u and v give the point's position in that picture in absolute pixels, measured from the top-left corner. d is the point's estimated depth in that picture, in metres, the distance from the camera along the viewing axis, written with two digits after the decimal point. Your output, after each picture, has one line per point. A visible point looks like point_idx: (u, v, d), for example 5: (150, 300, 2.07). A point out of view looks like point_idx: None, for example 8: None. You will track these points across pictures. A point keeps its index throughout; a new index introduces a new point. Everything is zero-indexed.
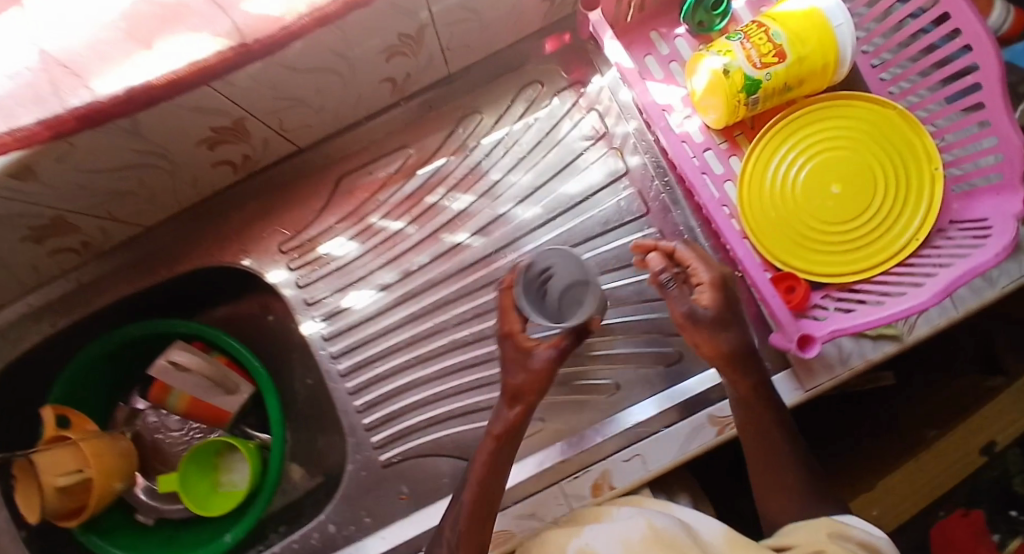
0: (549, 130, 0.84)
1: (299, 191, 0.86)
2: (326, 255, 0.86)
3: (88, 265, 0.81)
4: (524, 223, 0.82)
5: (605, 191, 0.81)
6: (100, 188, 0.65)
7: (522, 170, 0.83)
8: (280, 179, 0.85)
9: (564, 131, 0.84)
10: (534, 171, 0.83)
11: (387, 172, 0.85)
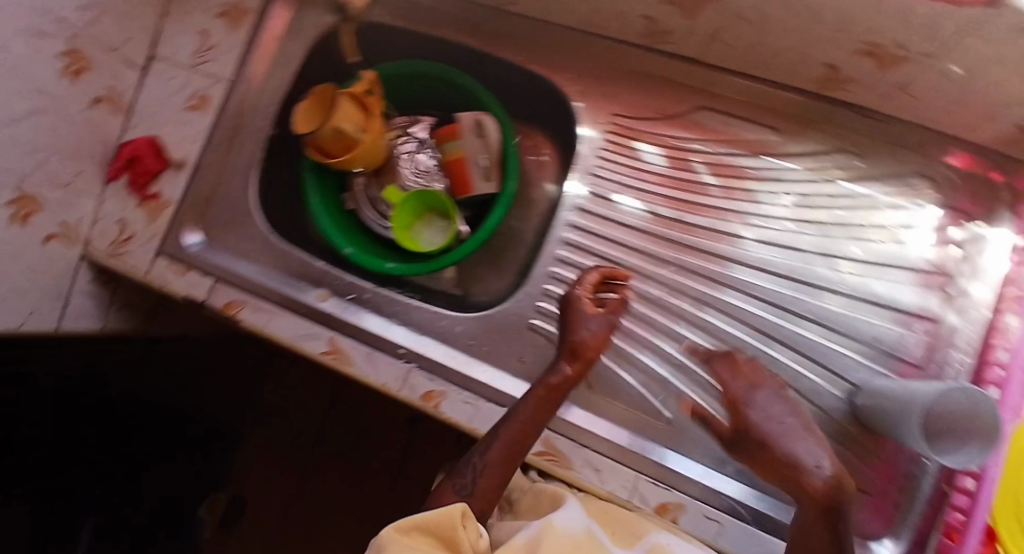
0: (817, 174, 0.61)
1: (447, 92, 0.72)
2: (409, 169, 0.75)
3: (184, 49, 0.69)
4: (641, 235, 0.63)
5: (750, 232, 0.61)
6: (214, 55, 0.68)
7: (710, 175, 0.63)
8: (437, 79, 0.71)
9: (766, 151, 0.62)
10: (835, 256, 0.59)
11: (637, 124, 0.64)
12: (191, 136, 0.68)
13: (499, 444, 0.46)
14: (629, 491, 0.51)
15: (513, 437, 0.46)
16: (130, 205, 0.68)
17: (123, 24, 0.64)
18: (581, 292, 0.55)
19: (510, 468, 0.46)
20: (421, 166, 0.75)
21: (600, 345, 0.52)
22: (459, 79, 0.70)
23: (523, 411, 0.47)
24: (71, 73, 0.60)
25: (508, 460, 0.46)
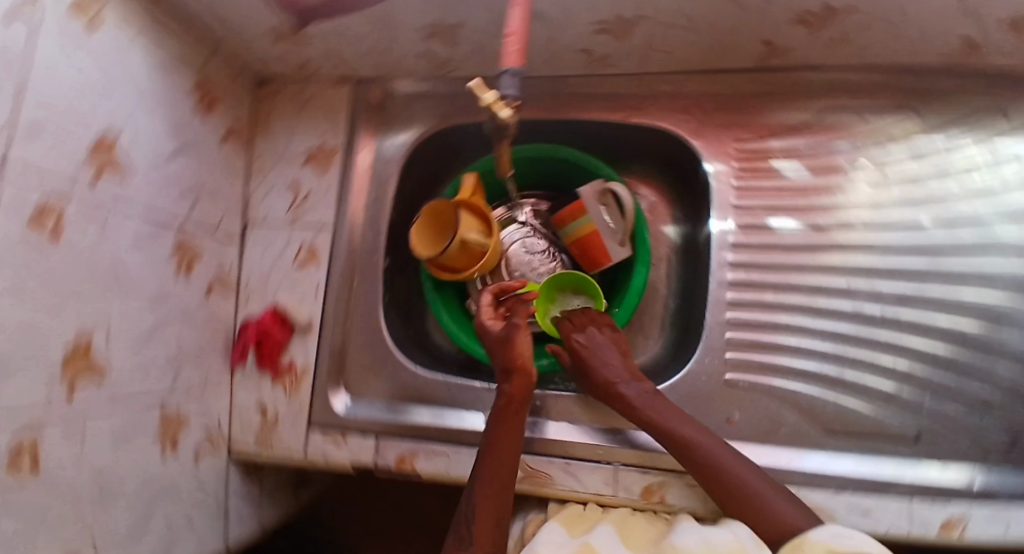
0: (952, 143, 0.57)
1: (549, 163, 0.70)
2: (521, 251, 0.72)
3: (275, 206, 0.68)
4: (801, 255, 0.58)
5: (913, 218, 0.57)
6: (309, 206, 0.67)
7: (847, 172, 0.59)
8: (538, 158, 0.69)
9: (898, 133, 0.58)
10: (994, 222, 0.56)
11: (765, 146, 0.61)
12: (306, 292, 0.66)
13: (485, 471, 0.50)
14: (906, 522, 0.49)
15: (498, 462, 0.50)
16: (264, 384, 0.65)
17: (214, 202, 0.63)
18: (484, 315, 0.59)
19: (506, 498, 0.49)
20: (533, 246, 0.73)
21: (531, 362, 0.53)
22: (559, 154, 0.68)
23: (494, 447, 0.51)
24: (183, 269, 0.58)
25: (502, 487, 0.49)
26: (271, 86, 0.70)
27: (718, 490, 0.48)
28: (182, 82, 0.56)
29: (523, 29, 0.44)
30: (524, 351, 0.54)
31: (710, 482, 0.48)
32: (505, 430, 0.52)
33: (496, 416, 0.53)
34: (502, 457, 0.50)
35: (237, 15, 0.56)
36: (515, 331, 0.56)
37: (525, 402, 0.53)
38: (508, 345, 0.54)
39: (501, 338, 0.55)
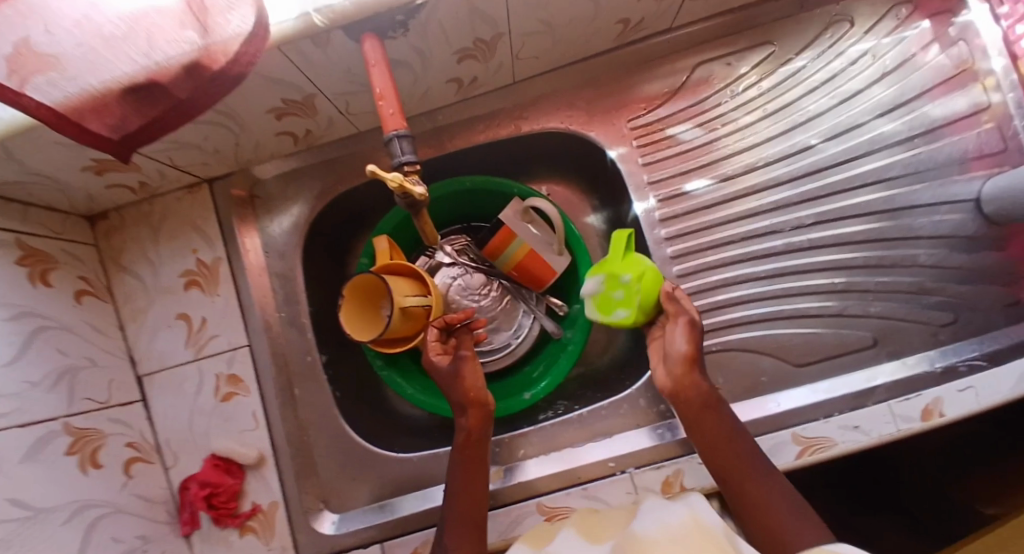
0: (812, 61, 0.60)
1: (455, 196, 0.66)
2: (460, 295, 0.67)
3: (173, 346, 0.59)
4: (724, 209, 0.59)
5: (806, 143, 0.60)
6: (211, 332, 0.58)
7: (736, 119, 0.60)
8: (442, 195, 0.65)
9: (766, 68, 0.60)
10: (870, 120, 0.59)
11: (656, 117, 0.61)
12: (244, 425, 0.57)
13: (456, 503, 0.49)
14: (892, 422, 0.51)
15: (468, 494, 0.49)
16: (229, 546, 0.55)
17: (95, 373, 0.54)
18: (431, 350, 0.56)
19: (479, 529, 0.48)
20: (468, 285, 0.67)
21: (486, 394, 0.54)
22: (462, 184, 0.64)
23: (459, 483, 0.50)
24: (90, 464, 0.50)
25: (469, 517, 0.48)
26: (106, 221, 0.60)
27: (740, 495, 0.43)
28: (5, 265, 0.48)
29: (391, 85, 0.43)
30: (471, 382, 0.54)
31: (736, 489, 0.43)
32: (468, 464, 0.52)
33: (457, 455, 0.52)
34: (467, 493, 0.50)
35: (45, 163, 0.47)
36: (464, 363, 0.55)
37: (484, 436, 0.53)
38: (458, 378, 0.54)
39: (451, 375, 0.54)
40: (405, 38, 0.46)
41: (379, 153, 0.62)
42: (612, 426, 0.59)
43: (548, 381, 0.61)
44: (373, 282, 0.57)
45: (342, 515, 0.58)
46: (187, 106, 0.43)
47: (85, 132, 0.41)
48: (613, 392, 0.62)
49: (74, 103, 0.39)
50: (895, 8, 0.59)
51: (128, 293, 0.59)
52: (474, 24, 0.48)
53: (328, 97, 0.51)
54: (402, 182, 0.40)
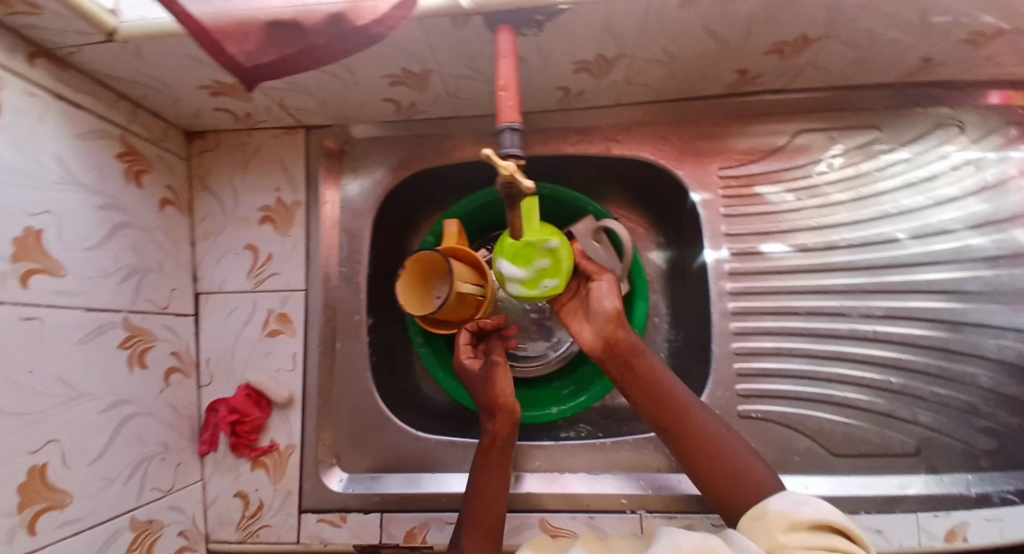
0: (915, 155, 0.60)
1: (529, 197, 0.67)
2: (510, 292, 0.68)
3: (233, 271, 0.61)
4: (789, 278, 0.60)
5: (889, 236, 0.59)
6: (272, 268, 0.60)
7: (825, 193, 0.60)
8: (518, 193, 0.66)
9: (867, 152, 0.60)
10: (960, 229, 0.58)
11: (747, 172, 0.61)
12: (282, 364, 0.59)
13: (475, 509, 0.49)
14: (915, 536, 0.53)
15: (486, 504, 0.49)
16: (241, 470, 0.59)
17: (160, 279, 0.56)
18: (462, 353, 0.56)
19: (493, 540, 0.47)
20: None
21: (514, 401, 0.51)
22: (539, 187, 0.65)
23: (478, 486, 0.50)
24: (137, 363, 0.52)
25: (487, 526, 0.48)
26: (202, 140, 0.62)
27: (691, 447, 0.46)
28: (107, 159, 0.51)
29: (516, 80, 0.42)
30: (503, 391, 0.51)
31: (688, 441, 0.46)
32: (489, 473, 0.50)
33: (480, 458, 0.51)
34: (487, 500, 0.49)
35: (167, 73, 0.49)
36: (494, 368, 0.53)
37: (507, 445, 0.51)
38: (490, 384, 0.51)
39: (481, 378, 0.52)
40: (536, 38, 0.46)
41: (470, 141, 0.64)
42: (631, 462, 0.60)
43: (582, 401, 0.63)
44: (436, 260, 0.59)
45: (351, 475, 0.60)
46: (319, 52, 0.43)
47: (222, 53, 0.42)
48: (639, 431, 0.62)
49: (219, 25, 0.40)
50: (1007, 126, 0.58)
51: (206, 210, 0.62)
52: (604, 39, 0.47)
53: (443, 76, 0.52)
54: (513, 172, 0.38)
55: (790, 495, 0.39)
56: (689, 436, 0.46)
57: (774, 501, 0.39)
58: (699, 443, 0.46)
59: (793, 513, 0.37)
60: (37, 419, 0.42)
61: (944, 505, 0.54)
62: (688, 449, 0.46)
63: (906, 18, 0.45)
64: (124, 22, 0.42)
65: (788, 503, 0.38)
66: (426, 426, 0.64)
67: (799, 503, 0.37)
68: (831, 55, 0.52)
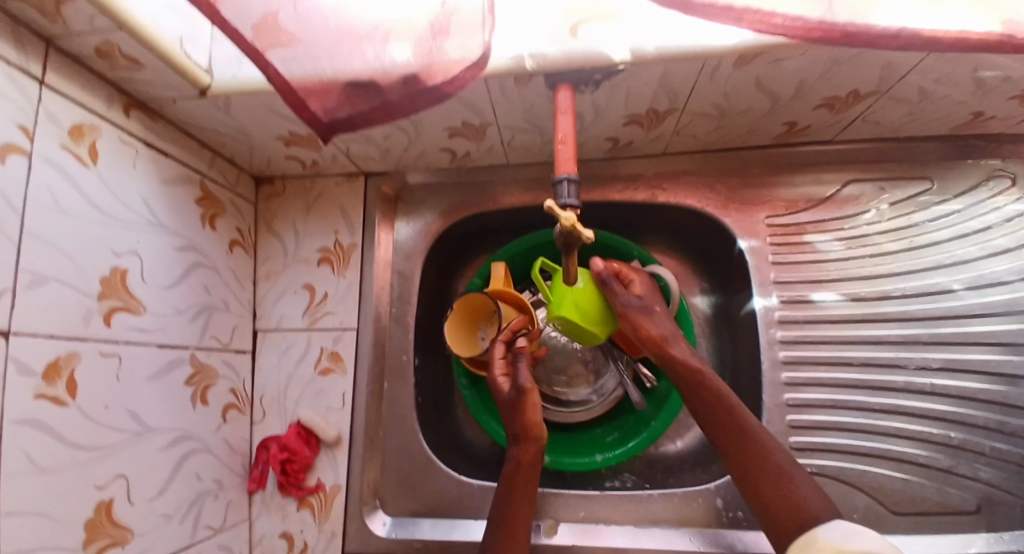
0: (966, 205, 0.59)
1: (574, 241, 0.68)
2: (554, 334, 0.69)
3: (290, 309, 0.63)
4: (842, 327, 0.59)
5: (945, 286, 0.58)
6: (328, 307, 0.63)
7: (875, 242, 0.60)
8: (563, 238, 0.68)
9: (916, 202, 0.60)
10: (1021, 280, 0.57)
11: (797, 220, 0.62)
12: (332, 403, 0.61)
13: (507, 519, 0.49)
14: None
15: (517, 509, 0.49)
16: (288, 510, 0.59)
17: (224, 317, 0.59)
18: (496, 370, 0.55)
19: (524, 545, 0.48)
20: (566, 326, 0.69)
21: (542, 429, 0.51)
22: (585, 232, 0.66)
23: (505, 514, 0.49)
24: (199, 400, 0.54)
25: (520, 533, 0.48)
26: (270, 187, 0.67)
27: (748, 473, 0.45)
28: (188, 204, 0.54)
29: (573, 134, 0.44)
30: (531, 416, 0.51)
31: (747, 467, 0.45)
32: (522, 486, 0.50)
33: (506, 486, 0.50)
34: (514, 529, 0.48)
35: (249, 125, 0.53)
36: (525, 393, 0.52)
37: (534, 471, 0.51)
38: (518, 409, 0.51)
39: (512, 402, 0.52)
40: (591, 94, 0.48)
41: (518, 188, 0.66)
42: (680, 516, 0.57)
43: (628, 449, 0.62)
44: (485, 302, 0.61)
45: (395, 518, 0.59)
46: (391, 107, 0.46)
47: (305, 109, 0.45)
48: (688, 484, 0.60)
49: (305, 83, 0.44)
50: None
51: (269, 251, 0.65)
52: (656, 95, 0.49)
53: (500, 128, 0.55)
54: (574, 222, 0.39)
55: (837, 524, 0.39)
56: (747, 462, 0.45)
57: (822, 530, 0.39)
58: (757, 472, 0.45)
59: (841, 542, 0.37)
60: (106, 454, 0.43)
61: None
62: (744, 473, 0.45)
63: (954, 75, 0.46)
64: (216, 80, 0.46)
65: (838, 532, 0.38)
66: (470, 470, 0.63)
67: (850, 534, 0.38)
68: (882, 108, 0.53)
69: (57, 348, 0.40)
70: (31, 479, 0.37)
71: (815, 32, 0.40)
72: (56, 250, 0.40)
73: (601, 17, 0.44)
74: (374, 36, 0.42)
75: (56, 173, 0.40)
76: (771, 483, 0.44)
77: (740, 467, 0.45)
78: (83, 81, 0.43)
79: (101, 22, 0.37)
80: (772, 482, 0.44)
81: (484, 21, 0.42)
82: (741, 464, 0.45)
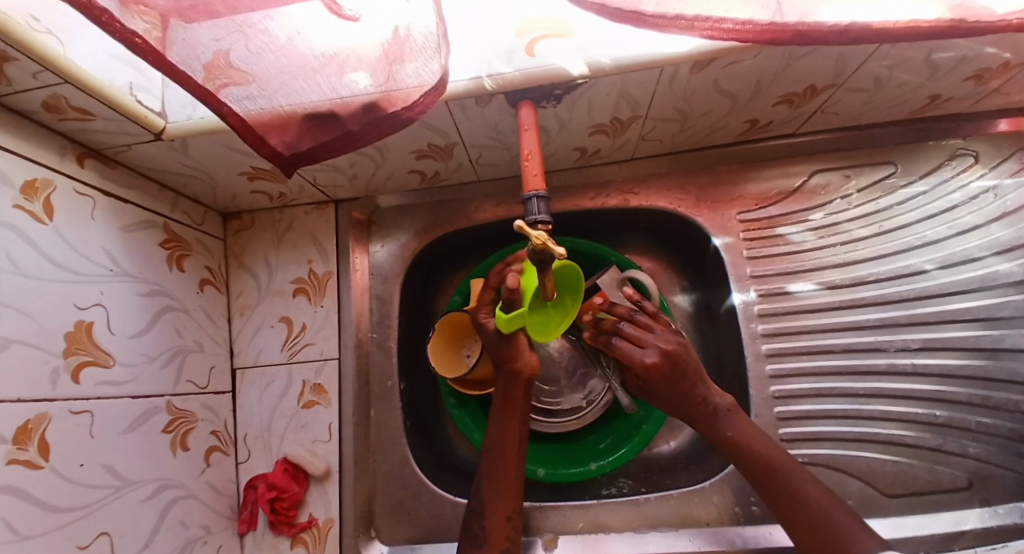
0: (928, 186, 0.61)
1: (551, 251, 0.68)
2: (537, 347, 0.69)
3: (268, 344, 0.62)
4: (820, 316, 0.60)
5: (915, 268, 0.59)
6: (307, 338, 0.62)
7: (844, 230, 0.61)
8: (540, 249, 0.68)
9: (881, 187, 0.61)
10: (987, 256, 0.58)
11: (767, 214, 0.62)
12: (318, 436, 0.60)
13: (496, 469, 0.52)
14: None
15: (505, 460, 0.52)
16: (281, 548, 0.57)
17: (199, 359, 0.57)
18: (483, 309, 0.53)
19: (512, 491, 0.51)
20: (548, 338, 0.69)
21: (535, 363, 0.53)
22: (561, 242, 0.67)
23: (499, 444, 0.53)
24: (179, 446, 0.53)
25: (507, 484, 0.51)
26: (238, 221, 0.66)
27: (788, 511, 0.47)
28: (152, 248, 0.53)
29: (539, 150, 0.44)
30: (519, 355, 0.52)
31: (784, 503, 0.47)
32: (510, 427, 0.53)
33: (500, 415, 0.53)
34: (508, 461, 0.52)
35: (209, 163, 0.52)
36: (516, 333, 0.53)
37: (524, 400, 0.53)
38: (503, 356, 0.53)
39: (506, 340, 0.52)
40: (554, 109, 0.49)
41: (491, 202, 0.66)
42: (677, 517, 0.57)
43: (622, 455, 0.62)
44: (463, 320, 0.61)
45: (391, 547, 0.58)
46: (355, 137, 0.45)
47: (264, 145, 0.44)
48: (683, 483, 0.60)
49: (261, 118, 0.43)
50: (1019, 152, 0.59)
51: (243, 287, 0.64)
52: (618, 105, 0.50)
53: (466, 147, 0.55)
54: (544, 240, 0.38)
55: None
56: (785, 500, 0.47)
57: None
58: (795, 508, 0.46)
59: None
60: (85, 512, 0.42)
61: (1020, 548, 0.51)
62: (786, 512, 0.47)
63: (905, 63, 0.47)
64: (171, 123, 0.45)
65: None
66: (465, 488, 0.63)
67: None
68: (840, 100, 0.54)
69: (26, 412, 0.38)
70: (8, 548, 0.36)
71: (764, 35, 0.39)
72: (15, 311, 0.39)
73: (555, 32, 0.44)
74: (327, 67, 0.41)
75: (8, 233, 0.39)
76: (811, 515, 0.45)
77: (779, 505, 0.47)
78: (31, 136, 0.42)
79: (47, 77, 0.36)
80: (813, 516, 0.45)
81: (439, 47, 0.39)
82: (781, 504, 0.47)
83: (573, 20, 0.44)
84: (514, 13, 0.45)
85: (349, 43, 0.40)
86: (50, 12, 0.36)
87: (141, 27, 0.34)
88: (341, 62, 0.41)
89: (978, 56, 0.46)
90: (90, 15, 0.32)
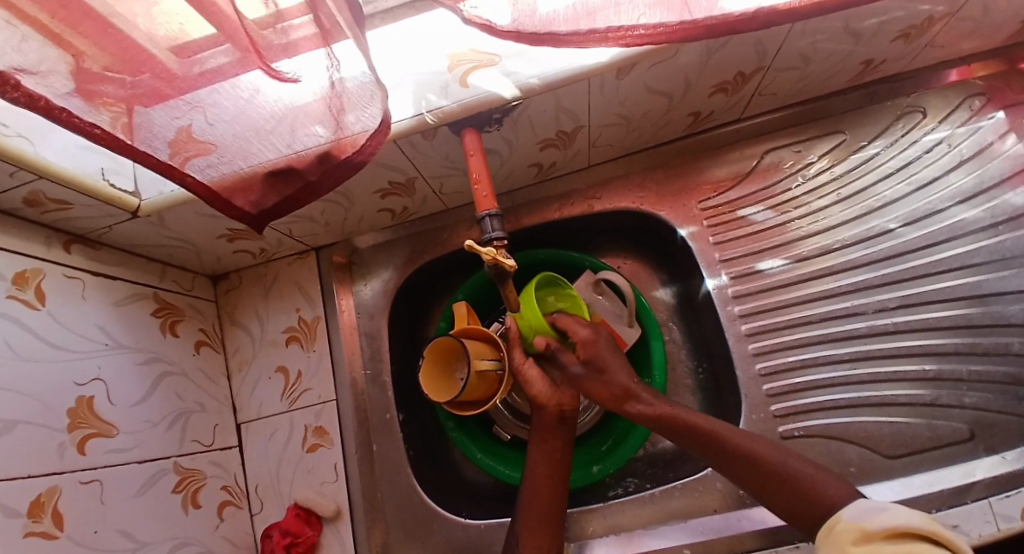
0: (877, 148, 0.62)
1: (529, 264, 0.70)
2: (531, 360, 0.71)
3: (267, 393, 0.64)
4: (794, 289, 0.61)
5: (880, 229, 0.60)
6: (305, 384, 0.64)
7: (804, 202, 0.63)
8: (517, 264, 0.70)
9: (833, 156, 0.63)
10: (949, 207, 0.59)
11: (726, 199, 0.64)
12: (326, 477, 0.61)
13: (530, 504, 0.54)
14: (992, 521, 0.47)
15: (538, 493, 0.54)
16: None
17: (203, 418, 0.60)
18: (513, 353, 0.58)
19: (549, 530, 0.53)
20: None
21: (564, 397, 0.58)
22: (536, 253, 0.69)
23: (534, 475, 0.55)
24: (191, 504, 0.54)
25: (542, 519, 0.53)
26: (227, 281, 0.69)
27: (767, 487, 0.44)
28: (146, 317, 0.56)
29: (488, 171, 0.46)
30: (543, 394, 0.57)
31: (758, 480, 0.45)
32: (545, 460, 0.56)
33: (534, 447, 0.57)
34: (543, 493, 0.54)
35: (189, 231, 0.55)
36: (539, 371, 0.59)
37: (557, 432, 0.57)
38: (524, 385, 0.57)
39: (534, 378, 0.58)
40: (499, 132, 0.51)
41: (464, 227, 0.69)
42: (685, 507, 0.57)
43: (621, 454, 0.63)
44: (449, 343, 0.58)
45: None
46: (315, 187, 0.48)
47: (233, 207, 0.48)
48: (686, 473, 0.60)
49: (226, 183, 0.46)
50: (968, 99, 0.60)
51: (240, 344, 0.67)
52: (558, 119, 0.52)
53: (426, 179, 0.58)
54: (495, 254, 0.42)
55: (869, 505, 0.35)
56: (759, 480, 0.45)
57: (854, 514, 0.35)
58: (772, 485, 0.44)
59: (867, 523, 0.33)
60: None
61: (978, 503, 0.48)
62: (756, 483, 0.45)
63: (827, 36, 0.49)
64: (145, 200, 0.48)
65: (869, 513, 0.34)
66: (480, 506, 0.63)
67: (879, 512, 0.34)
68: (774, 80, 0.56)
69: (38, 486, 0.41)
70: None
71: (678, 34, 0.40)
72: (18, 395, 0.41)
73: (483, 63, 0.47)
74: (279, 127, 0.44)
75: (5, 322, 0.42)
76: (781, 481, 0.43)
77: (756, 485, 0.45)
78: (19, 232, 0.46)
79: (23, 175, 0.40)
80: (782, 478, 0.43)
81: (375, 91, 0.42)
82: (758, 480, 0.45)
83: (499, 52, 0.47)
84: (444, 54, 0.48)
85: (294, 101, 0.42)
86: (22, 120, 0.41)
87: (106, 119, 0.37)
88: (293, 120, 0.44)
89: (905, 15, 0.47)
90: (48, 115, 0.34)
